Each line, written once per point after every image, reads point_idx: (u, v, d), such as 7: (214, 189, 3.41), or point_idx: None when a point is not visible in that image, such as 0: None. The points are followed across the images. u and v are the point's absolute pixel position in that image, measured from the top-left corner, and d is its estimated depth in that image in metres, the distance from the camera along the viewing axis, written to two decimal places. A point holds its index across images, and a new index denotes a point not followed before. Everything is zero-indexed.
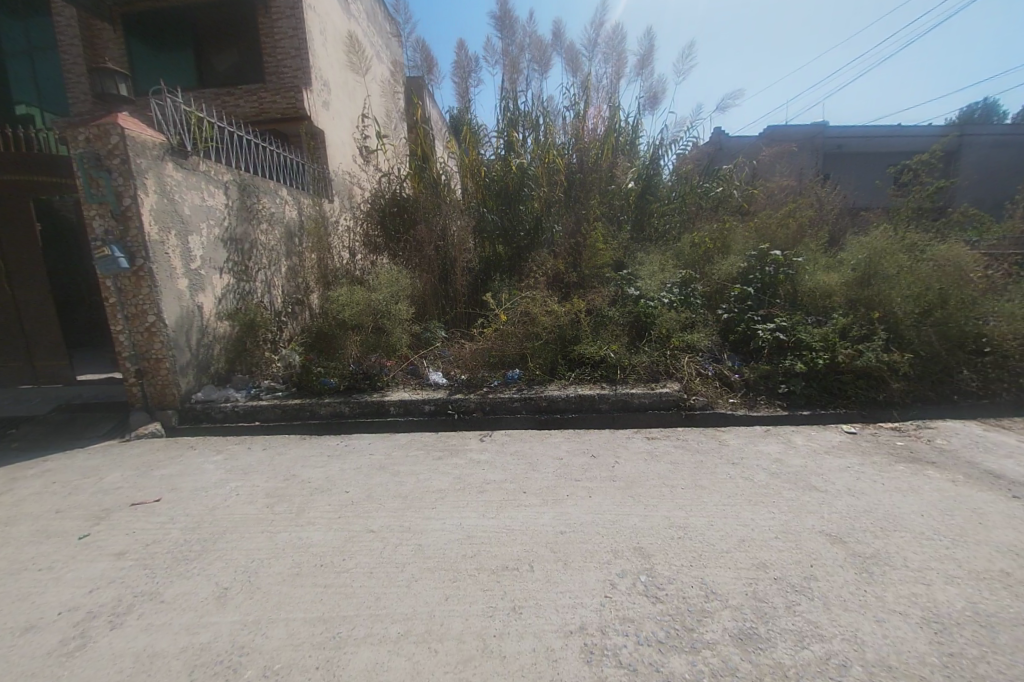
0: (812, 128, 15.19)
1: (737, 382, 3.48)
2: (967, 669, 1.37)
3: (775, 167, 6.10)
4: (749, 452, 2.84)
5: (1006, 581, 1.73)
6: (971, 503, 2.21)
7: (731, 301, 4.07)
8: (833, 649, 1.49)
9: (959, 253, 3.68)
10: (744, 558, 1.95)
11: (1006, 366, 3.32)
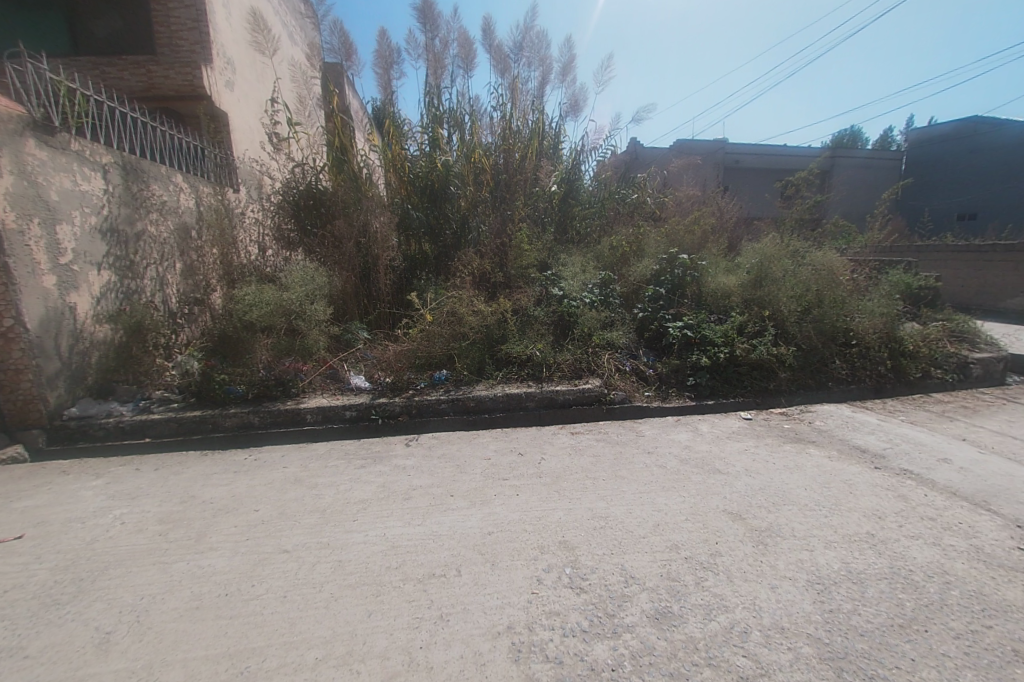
0: (715, 145, 17.01)
1: (651, 377, 3.71)
2: (842, 623, 1.58)
3: (683, 178, 6.69)
4: (663, 441, 3.04)
5: (867, 540, 2.02)
6: (844, 475, 2.55)
7: (646, 301, 4.31)
8: (737, 618, 1.63)
9: (833, 261, 4.38)
10: (660, 542, 2.07)
11: (867, 353, 3.89)
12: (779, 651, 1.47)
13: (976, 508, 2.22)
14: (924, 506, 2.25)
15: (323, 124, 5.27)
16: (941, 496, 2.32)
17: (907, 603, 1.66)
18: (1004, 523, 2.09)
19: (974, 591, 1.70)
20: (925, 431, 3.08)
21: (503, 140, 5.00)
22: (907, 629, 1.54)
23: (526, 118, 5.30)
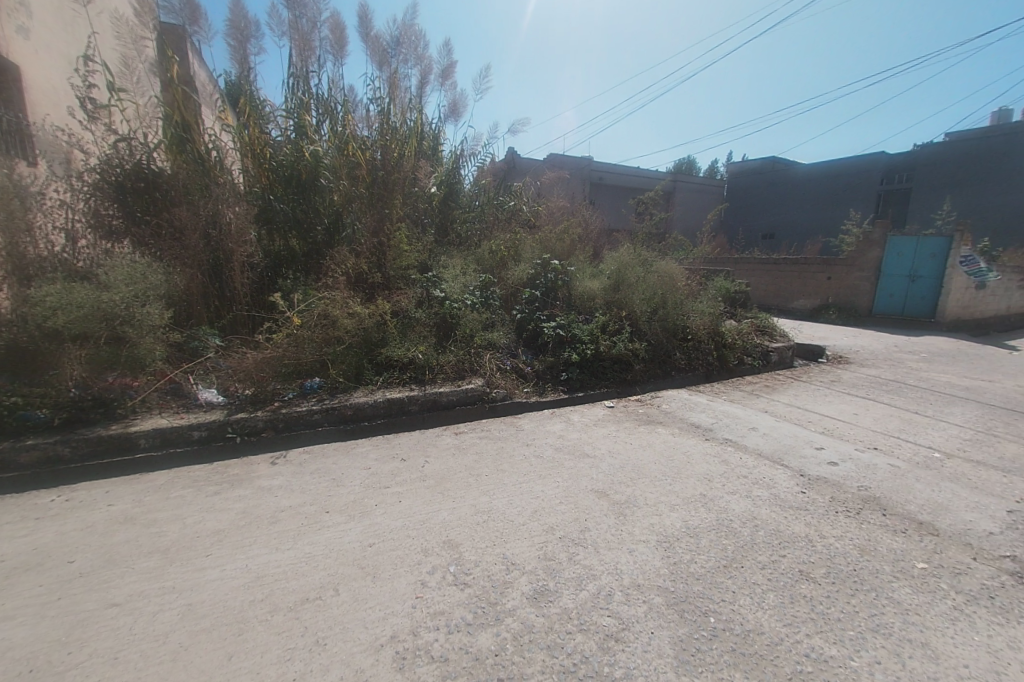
0: (583, 161, 18.87)
1: (529, 374, 3.98)
2: (683, 572, 1.92)
3: (555, 189, 7.28)
4: (539, 433, 3.28)
5: (700, 500, 2.45)
6: (684, 448, 3.05)
7: (523, 303, 4.63)
8: (603, 584, 1.84)
9: (673, 269, 5.09)
10: (537, 526, 2.23)
11: (699, 345, 4.71)
12: (636, 607, 1.71)
13: (773, 464, 2.85)
14: (740, 466, 2.82)
15: (158, 91, 4.42)
16: (751, 457, 2.93)
17: (728, 547, 2.08)
18: (790, 474, 2.73)
19: (770, 530, 2.20)
20: (740, 406, 3.86)
21: (382, 134, 4.92)
22: (729, 569, 1.94)
23: (406, 115, 5.35)
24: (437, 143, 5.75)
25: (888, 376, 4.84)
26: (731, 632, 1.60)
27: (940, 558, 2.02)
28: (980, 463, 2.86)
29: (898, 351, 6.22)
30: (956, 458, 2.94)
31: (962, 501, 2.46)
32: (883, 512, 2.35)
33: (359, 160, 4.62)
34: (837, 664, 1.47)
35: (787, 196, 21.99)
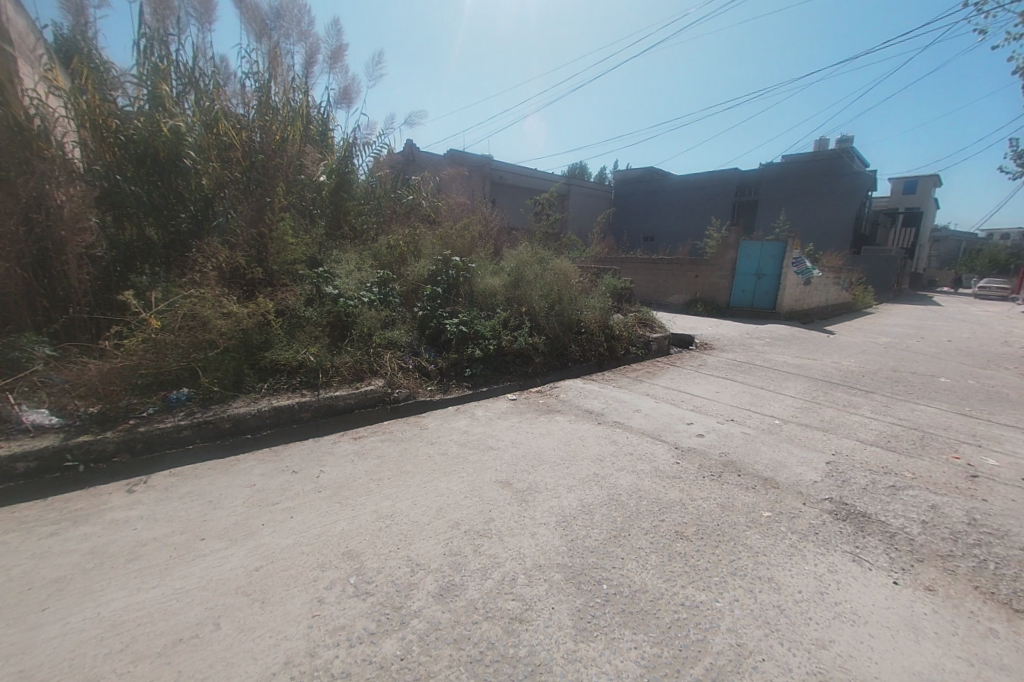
0: (483, 159, 19.30)
1: (433, 372, 3.96)
2: (580, 547, 2.07)
3: (454, 185, 7.44)
4: (443, 430, 3.28)
5: (594, 479, 2.66)
6: (579, 432, 3.31)
7: (424, 300, 4.54)
8: (507, 570, 1.91)
9: (566, 267, 5.56)
10: (442, 524, 2.23)
11: (592, 337, 5.10)
12: (538, 587, 1.81)
13: (654, 440, 3.22)
14: (627, 444, 3.14)
15: None
16: (636, 435, 3.27)
17: (618, 518, 2.29)
18: (668, 447, 3.11)
19: (652, 499, 2.48)
20: (627, 391, 4.30)
21: (261, 113, 4.77)
22: (619, 538, 2.15)
23: (289, 95, 5.14)
24: (326, 128, 5.59)
25: (741, 358, 5.79)
26: (621, 595, 1.78)
27: (781, 506, 2.47)
28: (804, 424, 3.57)
29: (749, 337, 7.46)
30: (789, 422, 3.62)
31: (792, 456, 3.04)
32: (738, 473, 2.80)
33: (231, 137, 4.39)
34: (706, 607, 1.73)
35: (663, 202, 24.62)
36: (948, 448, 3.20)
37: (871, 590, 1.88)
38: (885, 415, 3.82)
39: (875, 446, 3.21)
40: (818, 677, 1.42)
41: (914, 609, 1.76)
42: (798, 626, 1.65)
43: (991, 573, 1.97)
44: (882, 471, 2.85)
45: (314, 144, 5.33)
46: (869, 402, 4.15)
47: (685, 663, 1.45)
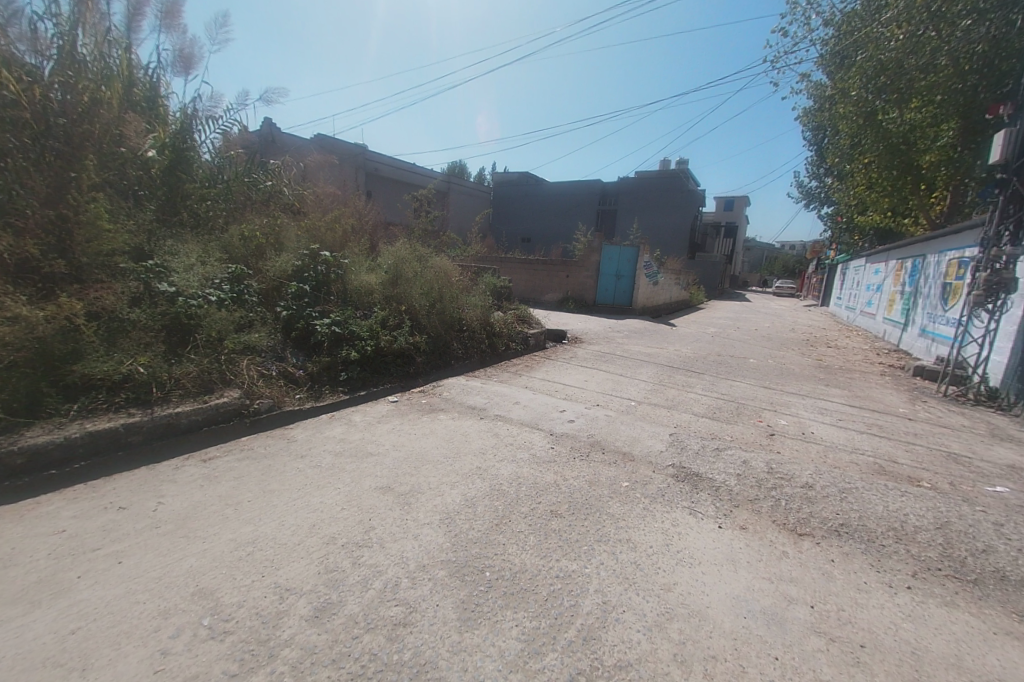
0: (355, 148, 18.64)
1: (301, 378, 3.66)
2: (464, 540, 2.12)
3: (321, 173, 6.94)
4: (314, 441, 3.05)
5: (476, 472, 2.75)
6: (462, 429, 3.38)
7: (288, 299, 4.21)
8: (390, 577, 1.86)
9: (445, 265, 5.69)
10: (315, 542, 2.06)
11: (473, 335, 5.37)
12: (422, 587, 1.80)
13: (532, 429, 3.46)
14: (507, 435, 3.31)
15: None
16: (515, 426, 3.48)
17: (500, 507, 2.41)
18: (544, 434, 3.37)
19: (530, 484, 2.66)
20: (507, 385, 4.54)
21: (62, 63, 3.71)
22: (500, 526, 2.25)
23: (102, 48, 4.22)
24: (155, 96, 4.75)
25: (606, 349, 6.56)
26: (503, 579, 1.88)
27: (636, 475, 2.87)
28: (654, 404, 4.20)
29: (612, 331, 8.47)
30: (642, 402, 4.23)
31: (644, 431, 3.55)
32: (602, 451, 3.17)
33: (8, 90, 3.20)
34: (577, 575, 1.93)
35: (539, 206, 26.54)
36: (754, 413, 4.10)
37: (703, 535, 2.31)
38: (711, 390, 4.73)
39: (704, 416, 3.94)
40: (665, 617, 1.70)
41: (733, 545, 2.23)
42: (650, 576, 1.95)
43: (783, 508, 2.59)
44: (710, 436, 3.51)
45: (138, 112, 4.51)
46: (701, 382, 5.07)
47: (561, 630, 1.60)
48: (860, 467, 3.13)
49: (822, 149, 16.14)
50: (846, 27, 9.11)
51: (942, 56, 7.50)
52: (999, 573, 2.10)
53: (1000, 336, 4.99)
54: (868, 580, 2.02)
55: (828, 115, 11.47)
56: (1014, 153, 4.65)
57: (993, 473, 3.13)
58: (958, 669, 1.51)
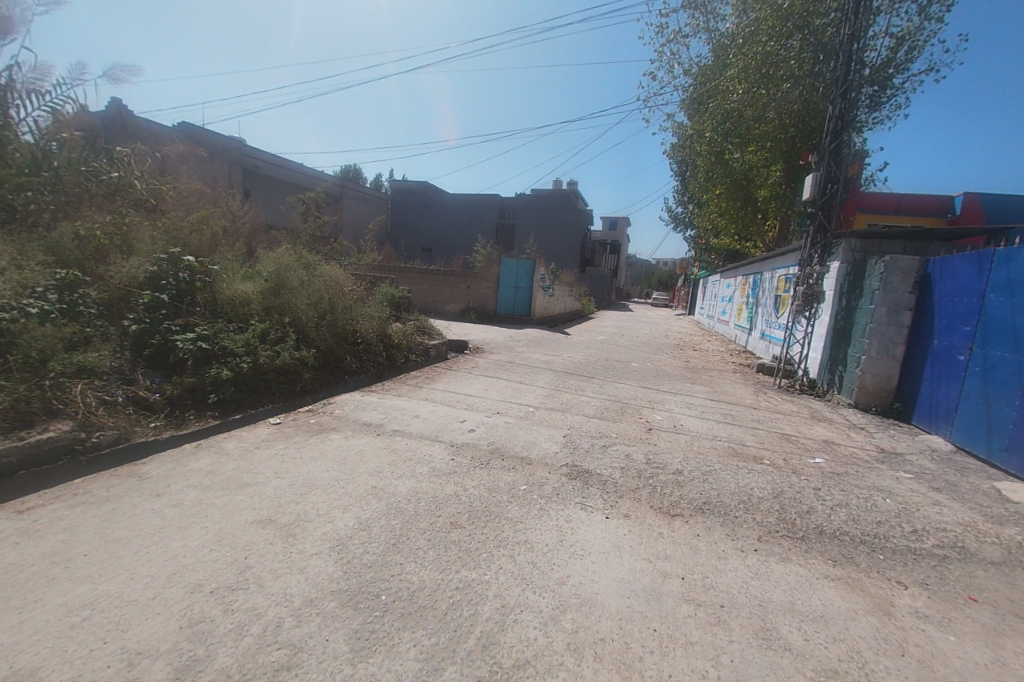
0: (231, 142, 17.28)
1: (157, 403, 3.20)
2: (357, 565, 2.01)
3: (184, 166, 6.16)
4: (176, 477, 2.65)
5: (371, 492, 2.66)
6: (356, 448, 3.25)
7: (140, 310, 3.61)
8: (270, 618, 1.63)
9: (334, 273, 5.40)
10: (175, 591, 1.75)
11: (369, 347, 5.28)
12: (308, 623, 1.61)
13: (431, 442, 3.46)
14: (406, 451, 3.27)
15: None
16: (414, 441, 3.45)
17: (397, 525, 2.35)
18: (443, 446, 3.39)
19: (429, 498, 2.64)
20: (407, 398, 4.48)
21: None
22: (397, 545, 2.18)
23: None
24: None
25: (505, 358, 6.80)
26: (399, 600, 1.79)
27: (532, 478, 3.01)
28: (550, 408, 4.47)
29: (512, 340, 8.81)
30: (539, 407, 4.47)
31: (541, 435, 3.76)
32: (502, 457, 3.27)
33: None
34: (476, 583, 1.94)
35: (442, 215, 26.97)
36: (636, 411, 4.58)
37: (592, 527, 2.50)
38: (600, 392, 5.19)
39: (593, 417, 4.29)
40: (559, 609, 1.79)
41: (618, 533, 2.46)
42: (545, 574, 2.05)
43: (659, 493, 2.93)
44: (598, 435, 3.83)
45: None
46: (592, 385, 5.53)
47: (460, 641, 1.57)
48: (719, 451, 3.69)
49: (683, 181, 19.14)
50: (700, 79, 11.04)
51: (770, 110, 9.58)
52: (817, 528, 2.63)
53: (815, 337, 6.30)
54: (726, 548, 2.37)
55: (687, 152, 13.46)
56: (819, 193, 5.90)
57: (812, 447, 3.92)
58: (791, 613, 1.85)
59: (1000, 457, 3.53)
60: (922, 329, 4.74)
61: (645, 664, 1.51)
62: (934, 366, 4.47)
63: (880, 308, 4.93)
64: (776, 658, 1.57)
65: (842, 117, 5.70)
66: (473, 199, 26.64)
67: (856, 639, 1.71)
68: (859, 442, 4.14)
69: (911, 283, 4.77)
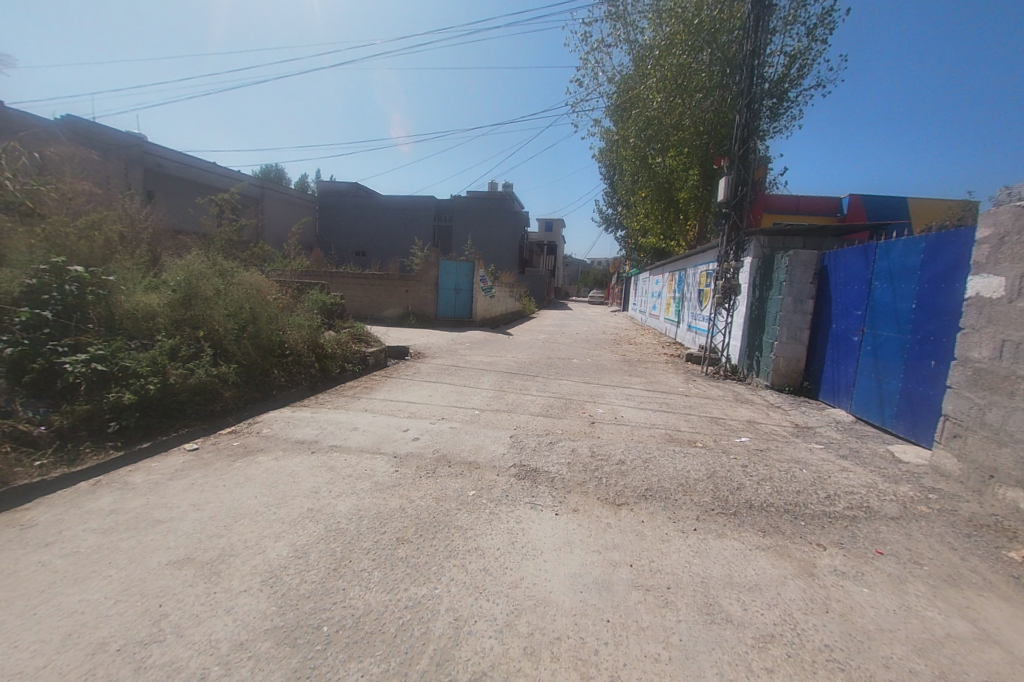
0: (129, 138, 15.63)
1: (43, 438, 2.78)
2: (296, 596, 1.85)
3: (68, 167, 5.45)
4: (69, 522, 2.29)
5: (308, 515, 2.49)
6: (288, 470, 3.02)
7: (14, 331, 3.13)
8: (193, 671, 1.43)
9: (256, 282, 5.05)
10: (71, 656, 1.48)
11: (300, 359, 4.96)
12: (239, 670, 1.43)
13: (373, 455, 3.31)
14: (345, 468, 3.09)
15: None
16: (354, 455, 3.28)
17: (337, 549, 2.20)
18: (387, 459, 3.25)
19: (372, 515, 2.52)
20: (345, 411, 4.26)
21: None
22: (338, 571, 2.04)
23: None
24: None
25: (449, 362, 6.70)
26: (344, 629, 1.66)
27: (480, 482, 2.98)
28: (495, 410, 4.46)
29: (454, 343, 8.72)
30: (485, 409, 4.45)
31: (487, 437, 3.73)
32: (448, 464, 3.20)
33: None
34: (427, 599, 1.86)
35: (379, 219, 26.21)
36: (579, 406, 4.69)
37: (542, 526, 2.50)
38: (545, 390, 5.28)
39: (539, 415, 4.33)
40: (514, 614, 1.76)
41: (567, 528, 2.48)
42: (498, 579, 2.02)
43: (604, 485, 3.01)
44: (544, 433, 3.88)
45: None
46: (536, 383, 5.61)
47: (412, 663, 1.48)
48: (657, 439, 3.88)
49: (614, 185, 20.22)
50: (622, 87, 11.73)
51: (686, 118, 10.46)
52: (748, 503, 2.84)
53: (736, 327, 6.86)
54: (669, 531, 2.48)
55: (614, 157, 14.21)
56: (732, 194, 6.47)
57: (738, 428, 4.25)
58: (730, 586, 1.97)
59: (891, 423, 4.04)
60: (822, 315, 5.33)
61: (601, 656, 1.52)
62: (835, 348, 5.02)
63: (790, 298, 5.48)
64: (720, 632, 1.66)
65: (748, 126, 6.28)
66: (412, 203, 26.23)
67: (787, 602, 1.85)
68: (778, 420, 4.55)
69: (813, 275, 5.35)
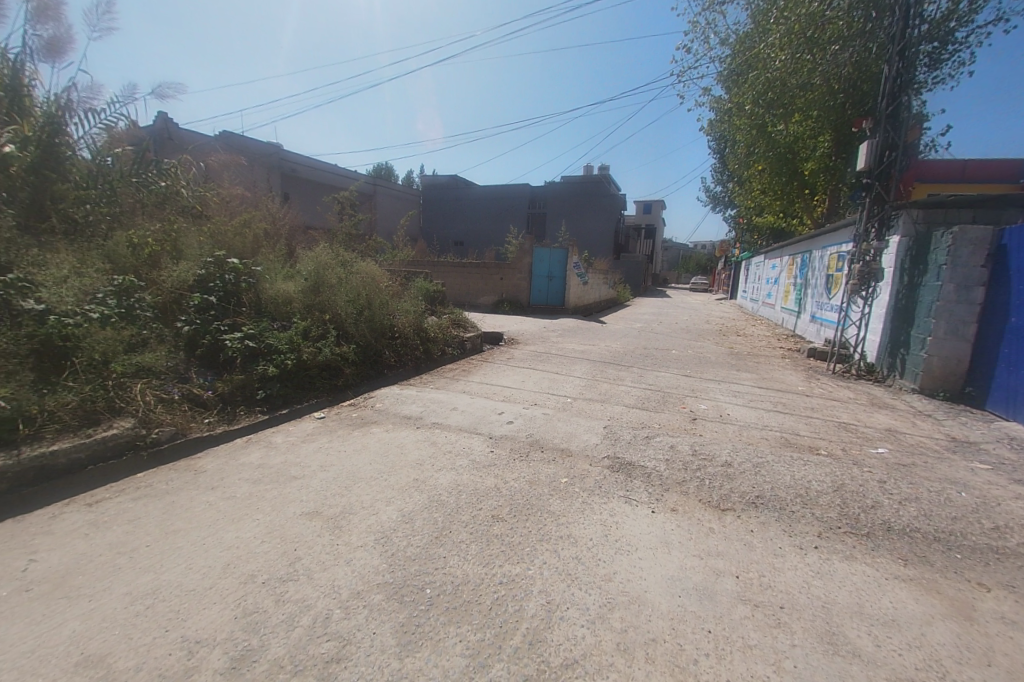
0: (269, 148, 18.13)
1: (210, 400, 3.36)
2: (402, 558, 2.00)
3: (224, 174, 6.46)
4: (228, 471, 2.76)
5: (414, 485, 2.69)
6: (397, 442, 3.29)
7: (191, 312, 3.84)
8: (318, 610, 1.63)
9: (370, 271, 5.54)
10: (229, 582, 1.78)
11: (406, 341, 5.34)
12: (355, 616, 1.60)
13: (471, 434, 3.46)
14: (445, 444, 3.27)
15: None
16: (453, 434, 3.46)
17: (438, 519, 2.34)
18: (483, 439, 3.39)
19: (470, 491, 2.64)
20: (444, 391, 4.52)
21: None
22: (440, 539, 2.17)
23: None
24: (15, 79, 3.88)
25: (541, 349, 6.73)
26: (444, 594, 1.76)
27: (574, 470, 2.95)
28: (588, 399, 4.38)
29: (548, 331, 8.74)
30: (578, 398, 4.40)
31: (581, 426, 3.68)
32: (542, 450, 3.23)
33: None
34: (521, 578, 1.89)
35: (472, 211, 27.28)
36: (679, 401, 4.41)
37: (638, 521, 2.41)
38: (639, 382, 5.05)
39: (634, 407, 4.16)
40: (607, 607, 1.72)
41: (666, 527, 2.35)
42: (590, 570, 1.98)
43: (708, 486, 2.80)
44: (639, 426, 3.72)
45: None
46: (631, 374, 5.39)
47: (506, 638, 1.52)
48: (770, 442, 3.50)
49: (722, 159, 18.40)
50: (738, 49, 10.55)
51: (816, 76, 9.04)
52: (885, 524, 2.42)
53: (874, 319, 5.87)
54: (783, 544, 2.22)
55: (726, 128, 12.94)
56: (875, 161, 5.50)
57: (874, 436, 3.65)
58: (859, 617, 1.70)
59: None
60: (996, 306, 4.31)
61: (701, 667, 1.42)
62: (1014, 346, 4.04)
63: (949, 285, 4.53)
64: (845, 666, 1.44)
65: (901, 78, 5.27)
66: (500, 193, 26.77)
67: (936, 646, 1.55)
68: (927, 431, 3.81)
69: (985, 257, 4.35)
